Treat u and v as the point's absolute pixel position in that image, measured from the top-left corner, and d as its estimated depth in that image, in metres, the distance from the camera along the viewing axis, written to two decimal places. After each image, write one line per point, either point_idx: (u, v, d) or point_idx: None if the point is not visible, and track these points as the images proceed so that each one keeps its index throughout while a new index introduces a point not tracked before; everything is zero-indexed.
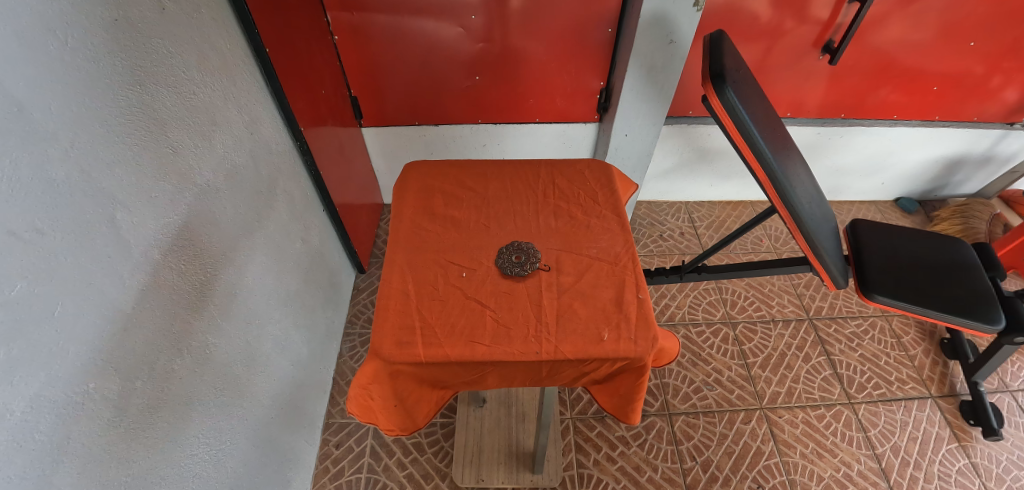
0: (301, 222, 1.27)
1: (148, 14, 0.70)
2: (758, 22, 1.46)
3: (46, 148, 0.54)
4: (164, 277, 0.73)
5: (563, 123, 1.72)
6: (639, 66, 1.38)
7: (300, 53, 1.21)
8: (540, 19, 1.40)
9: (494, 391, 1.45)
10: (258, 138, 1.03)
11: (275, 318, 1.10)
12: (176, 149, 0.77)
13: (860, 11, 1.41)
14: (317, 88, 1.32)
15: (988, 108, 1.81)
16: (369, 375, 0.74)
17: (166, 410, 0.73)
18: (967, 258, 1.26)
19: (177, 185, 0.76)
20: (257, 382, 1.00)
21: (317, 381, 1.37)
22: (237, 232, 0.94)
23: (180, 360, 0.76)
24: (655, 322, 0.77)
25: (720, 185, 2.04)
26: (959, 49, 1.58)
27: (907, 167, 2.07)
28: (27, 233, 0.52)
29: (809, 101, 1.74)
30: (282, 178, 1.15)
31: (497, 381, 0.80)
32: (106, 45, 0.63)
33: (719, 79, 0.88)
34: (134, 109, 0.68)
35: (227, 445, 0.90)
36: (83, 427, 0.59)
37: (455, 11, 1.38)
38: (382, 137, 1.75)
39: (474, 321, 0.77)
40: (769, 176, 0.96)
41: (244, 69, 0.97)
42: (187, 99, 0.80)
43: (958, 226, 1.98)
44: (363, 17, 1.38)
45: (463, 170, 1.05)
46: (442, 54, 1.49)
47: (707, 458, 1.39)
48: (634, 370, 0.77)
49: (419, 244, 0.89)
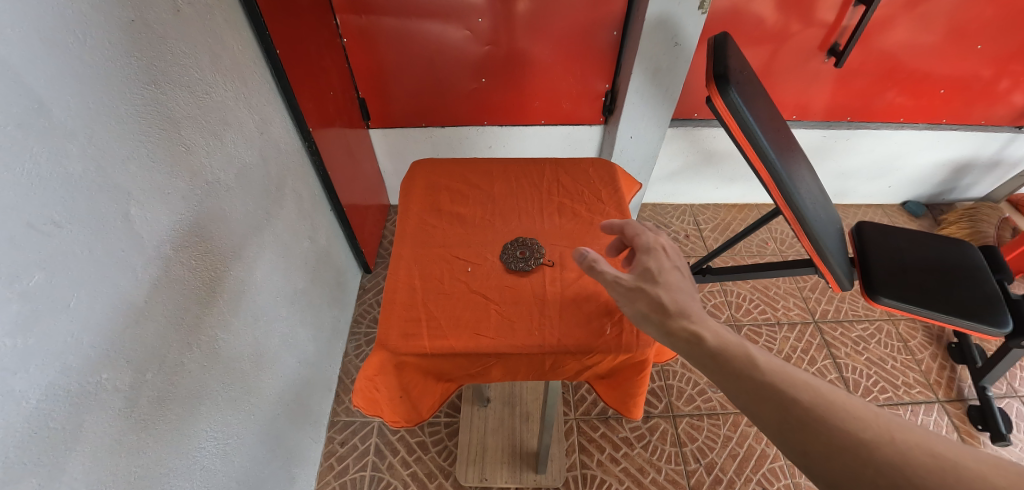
0: (309, 221, 1.28)
1: (163, 16, 0.72)
2: (764, 25, 1.47)
3: (65, 144, 0.55)
4: (175, 272, 0.74)
5: (568, 126, 1.73)
6: (645, 68, 1.39)
7: (310, 55, 1.23)
8: (546, 22, 1.42)
9: (498, 391, 1.45)
10: (268, 137, 1.05)
11: (283, 315, 1.12)
12: (189, 147, 0.78)
13: (866, 13, 1.41)
14: (326, 90, 1.33)
15: (996, 111, 1.80)
16: (375, 366, 0.74)
17: (176, 403, 0.74)
18: (975, 261, 1.25)
19: (189, 182, 0.78)
20: (264, 378, 1.02)
21: (324, 379, 1.38)
22: (246, 230, 0.95)
23: (189, 354, 0.77)
24: None
25: (725, 188, 2.04)
26: (966, 52, 1.58)
27: (914, 171, 2.06)
28: (44, 226, 0.53)
29: (815, 104, 1.74)
30: (291, 177, 1.17)
31: (501, 374, 0.80)
32: (123, 45, 0.64)
33: (723, 80, 0.88)
34: (149, 109, 0.69)
35: (235, 440, 0.91)
36: (96, 418, 0.60)
37: (462, 14, 1.39)
38: (388, 139, 1.77)
39: (479, 314, 0.78)
40: (773, 177, 0.97)
41: (255, 70, 0.99)
42: (200, 98, 0.81)
43: (965, 230, 1.95)
44: (371, 20, 1.40)
45: (470, 168, 1.06)
46: (449, 56, 1.50)
47: (711, 460, 1.39)
48: (636, 364, 0.77)
49: (426, 240, 0.90)
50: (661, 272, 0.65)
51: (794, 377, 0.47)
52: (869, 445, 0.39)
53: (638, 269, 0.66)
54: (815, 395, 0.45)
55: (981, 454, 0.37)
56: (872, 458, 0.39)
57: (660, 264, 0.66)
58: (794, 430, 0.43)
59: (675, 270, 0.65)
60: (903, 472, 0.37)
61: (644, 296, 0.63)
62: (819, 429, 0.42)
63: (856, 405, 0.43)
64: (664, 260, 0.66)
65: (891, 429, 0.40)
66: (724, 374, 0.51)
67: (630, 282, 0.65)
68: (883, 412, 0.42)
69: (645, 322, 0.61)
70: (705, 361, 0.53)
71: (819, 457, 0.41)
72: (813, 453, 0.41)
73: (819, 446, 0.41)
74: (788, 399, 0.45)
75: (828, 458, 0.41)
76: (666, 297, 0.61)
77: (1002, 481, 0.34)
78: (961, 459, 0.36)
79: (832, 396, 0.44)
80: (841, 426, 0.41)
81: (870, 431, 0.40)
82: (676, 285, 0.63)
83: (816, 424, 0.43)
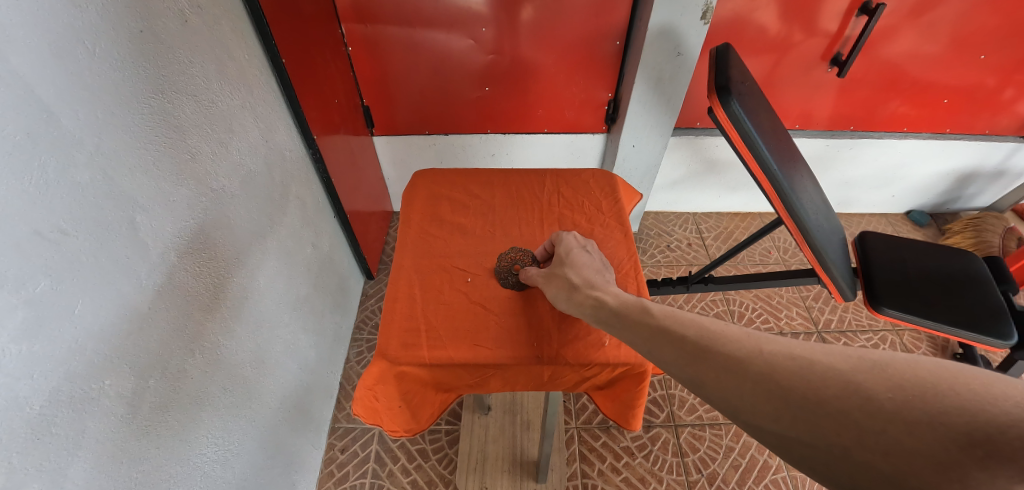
0: (312, 227, 1.29)
1: (171, 26, 0.73)
2: (766, 34, 1.48)
3: (72, 153, 0.56)
4: (179, 279, 0.75)
5: (571, 134, 1.74)
6: (647, 78, 1.40)
7: (315, 64, 1.25)
8: (549, 31, 1.43)
9: (499, 399, 1.45)
10: (273, 145, 1.06)
11: (286, 321, 1.13)
12: (194, 155, 0.79)
13: (868, 24, 1.41)
14: (330, 98, 1.35)
15: (1000, 121, 1.79)
16: (374, 376, 0.74)
17: (178, 408, 0.75)
18: (979, 272, 1.25)
19: (194, 189, 0.79)
20: (267, 384, 1.03)
21: (325, 385, 1.38)
22: (250, 237, 0.96)
23: (191, 359, 0.78)
24: None
25: (728, 197, 2.04)
26: (969, 62, 1.58)
27: (918, 180, 2.05)
28: (51, 233, 0.54)
29: (818, 113, 1.74)
30: (295, 184, 1.18)
31: (500, 385, 0.80)
32: (130, 55, 0.65)
33: (724, 92, 0.89)
34: (155, 116, 0.70)
35: (236, 446, 0.91)
36: (98, 423, 0.60)
37: (466, 24, 1.41)
38: (392, 146, 1.78)
39: (478, 325, 0.78)
40: (774, 187, 0.97)
41: (260, 78, 1.01)
42: (206, 107, 0.82)
43: (970, 240, 1.94)
44: (376, 29, 1.42)
45: (469, 178, 1.06)
46: (453, 65, 1.51)
47: (713, 471, 1.38)
48: (635, 376, 0.77)
49: (427, 250, 0.90)
50: (567, 256, 0.79)
51: (686, 321, 0.55)
52: (744, 361, 0.46)
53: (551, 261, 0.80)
54: (701, 331, 0.52)
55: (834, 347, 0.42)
56: (747, 371, 0.44)
57: (566, 249, 0.80)
58: (687, 365, 0.50)
59: (578, 252, 0.79)
60: (771, 378, 0.42)
61: (557, 280, 0.76)
62: (706, 357, 0.49)
63: (735, 332, 0.50)
64: (572, 245, 0.80)
65: (763, 344, 0.46)
66: (632, 330, 0.60)
67: (544, 272, 0.79)
68: (758, 333, 0.48)
69: (561, 300, 0.74)
70: (615, 322, 0.63)
71: (709, 382, 0.47)
72: (703, 381, 0.48)
73: (707, 372, 0.48)
74: (682, 340, 0.53)
75: (716, 380, 0.47)
76: (572, 276, 0.74)
77: (848, 366, 0.39)
78: (815, 354, 0.41)
79: (716, 330, 0.51)
80: (720, 350, 0.48)
81: (744, 350, 0.47)
82: (580, 264, 0.76)
83: (702, 354, 0.50)
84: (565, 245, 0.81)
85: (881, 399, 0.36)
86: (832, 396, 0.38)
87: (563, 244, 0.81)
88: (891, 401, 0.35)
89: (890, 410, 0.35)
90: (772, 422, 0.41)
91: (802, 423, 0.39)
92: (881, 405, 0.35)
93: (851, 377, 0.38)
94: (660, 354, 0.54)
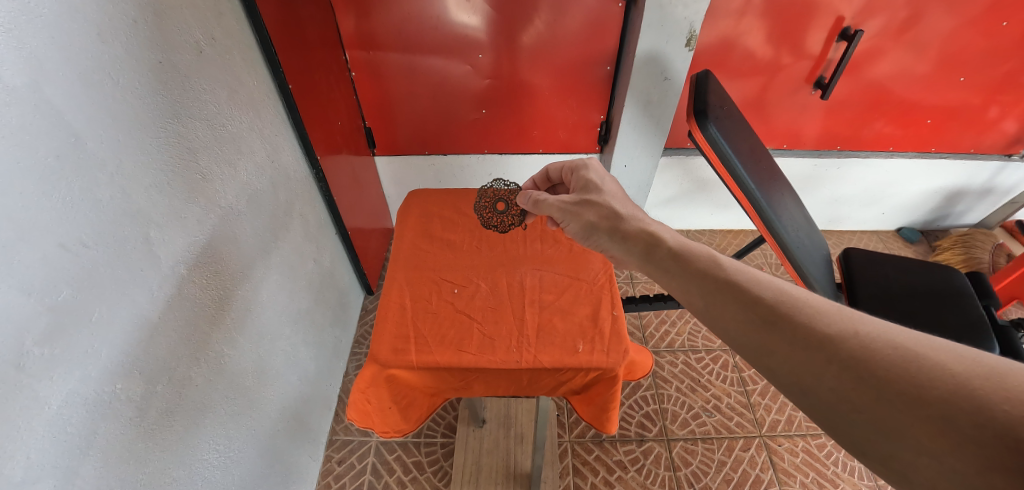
0: (314, 243, 1.35)
1: (188, 57, 0.80)
2: (752, 58, 1.54)
3: (95, 174, 0.62)
4: (187, 291, 0.80)
5: (565, 154, 1.80)
6: (636, 100, 1.46)
7: (320, 88, 1.32)
8: (544, 56, 1.50)
9: (494, 412, 1.48)
10: (278, 165, 1.12)
11: (286, 334, 1.16)
12: (205, 176, 0.84)
13: (848, 48, 1.47)
14: (334, 119, 1.42)
15: (986, 139, 1.84)
16: (367, 379, 0.78)
17: (182, 414, 0.78)
18: (961, 287, 1.28)
19: (204, 208, 0.84)
20: (267, 394, 1.06)
21: (325, 398, 1.42)
22: (255, 253, 1.01)
23: (197, 368, 0.82)
24: (627, 336, 0.81)
25: (720, 214, 2.09)
26: (950, 83, 1.64)
27: (906, 198, 2.10)
28: (73, 246, 0.59)
29: (806, 133, 1.80)
30: (298, 202, 1.23)
31: (483, 389, 0.84)
32: (150, 84, 0.71)
33: (702, 116, 0.95)
34: (171, 141, 0.76)
35: (236, 452, 0.95)
36: (110, 424, 0.65)
37: (465, 50, 1.48)
38: (393, 165, 1.84)
39: (463, 332, 0.82)
40: (754, 206, 1.01)
41: (268, 103, 1.07)
42: (218, 130, 0.88)
43: (960, 256, 1.96)
44: (378, 55, 1.49)
45: (460, 197, 1.11)
46: (453, 88, 1.58)
47: (705, 485, 1.39)
48: (607, 381, 0.80)
49: (418, 264, 0.95)
50: (603, 185, 0.82)
51: (760, 280, 0.56)
52: (834, 340, 0.47)
53: (582, 183, 0.84)
54: (778, 293, 0.53)
55: (939, 344, 0.43)
56: (834, 352, 0.46)
57: (601, 177, 0.83)
58: (754, 329, 0.52)
59: (611, 181, 0.83)
60: (865, 364, 0.44)
61: (595, 207, 0.78)
62: (780, 324, 0.50)
63: (825, 305, 0.50)
64: (602, 174, 0.84)
65: (857, 325, 0.47)
66: (689, 275, 0.61)
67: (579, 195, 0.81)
68: (852, 312, 0.49)
69: (597, 231, 0.76)
70: (665, 265, 0.65)
71: (781, 353, 0.49)
72: (771, 349, 0.50)
73: (779, 344, 0.49)
74: (755, 299, 0.54)
75: (793, 352, 0.48)
76: (616, 206, 0.76)
77: (962, 368, 0.40)
78: (923, 350, 0.42)
79: (795, 294, 0.52)
80: (804, 323, 0.49)
81: (836, 328, 0.47)
82: (617, 194, 0.80)
83: (774, 319, 0.51)
84: (597, 172, 0.83)
85: (995, 410, 0.37)
86: (935, 398, 0.39)
87: (594, 168, 0.84)
88: (1008, 414, 0.36)
89: (1003, 422, 0.36)
90: (854, 412, 0.43)
91: (889, 420, 0.41)
92: (996, 416, 0.36)
93: (965, 382, 0.39)
94: (719, 310, 0.56)
